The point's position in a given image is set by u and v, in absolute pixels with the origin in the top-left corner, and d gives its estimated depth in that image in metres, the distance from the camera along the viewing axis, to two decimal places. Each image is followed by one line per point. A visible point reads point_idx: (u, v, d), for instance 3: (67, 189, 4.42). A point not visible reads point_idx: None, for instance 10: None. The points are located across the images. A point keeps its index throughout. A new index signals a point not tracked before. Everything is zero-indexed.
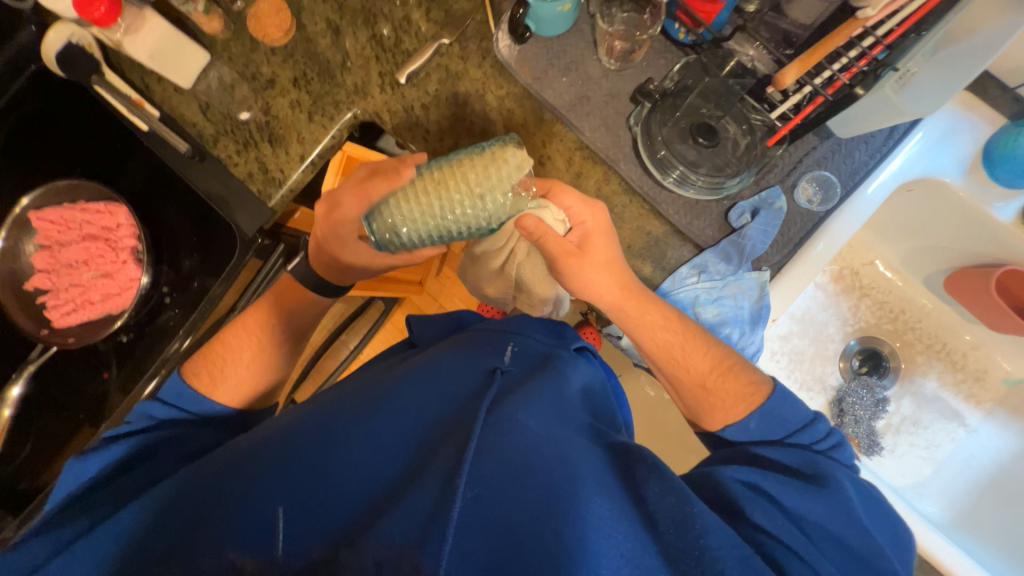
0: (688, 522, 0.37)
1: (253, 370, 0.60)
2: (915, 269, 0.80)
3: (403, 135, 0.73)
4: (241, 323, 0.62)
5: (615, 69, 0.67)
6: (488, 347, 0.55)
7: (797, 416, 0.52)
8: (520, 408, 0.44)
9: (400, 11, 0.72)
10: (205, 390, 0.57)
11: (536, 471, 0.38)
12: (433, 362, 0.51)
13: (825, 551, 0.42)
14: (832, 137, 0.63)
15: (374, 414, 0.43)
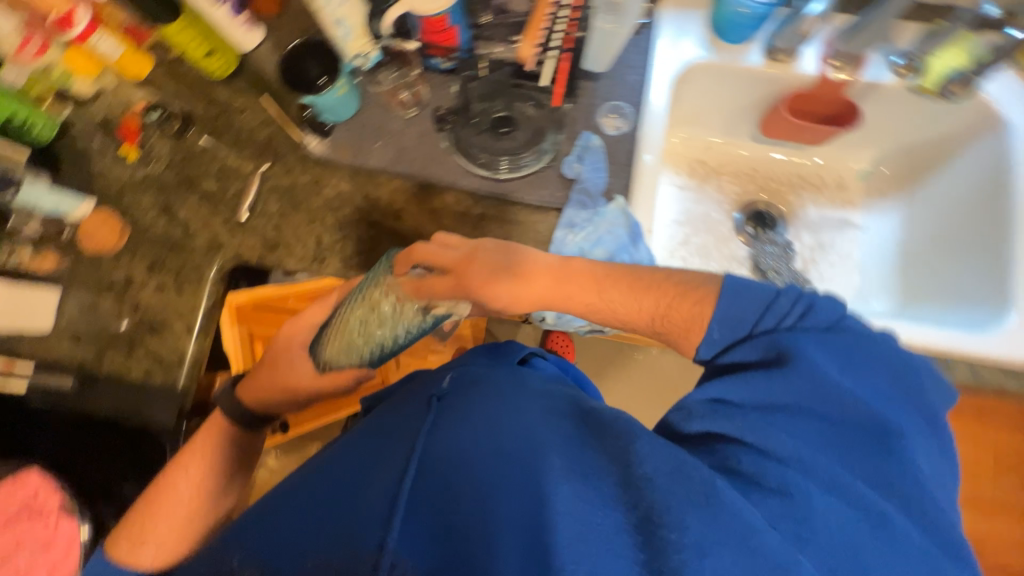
0: (631, 457, 0.40)
1: (179, 530, 0.59)
2: (739, 134, 0.91)
3: (270, 260, 0.76)
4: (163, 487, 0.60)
5: (412, 114, 0.74)
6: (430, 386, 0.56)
7: (756, 303, 0.49)
8: (454, 423, 0.47)
9: (215, 165, 0.79)
10: (127, 559, 0.57)
11: (469, 468, 0.42)
12: (377, 424, 0.53)
13: (792, 427, 0.42)
14: (601, 75, 0.74)
15: (325, 470, 0.48)
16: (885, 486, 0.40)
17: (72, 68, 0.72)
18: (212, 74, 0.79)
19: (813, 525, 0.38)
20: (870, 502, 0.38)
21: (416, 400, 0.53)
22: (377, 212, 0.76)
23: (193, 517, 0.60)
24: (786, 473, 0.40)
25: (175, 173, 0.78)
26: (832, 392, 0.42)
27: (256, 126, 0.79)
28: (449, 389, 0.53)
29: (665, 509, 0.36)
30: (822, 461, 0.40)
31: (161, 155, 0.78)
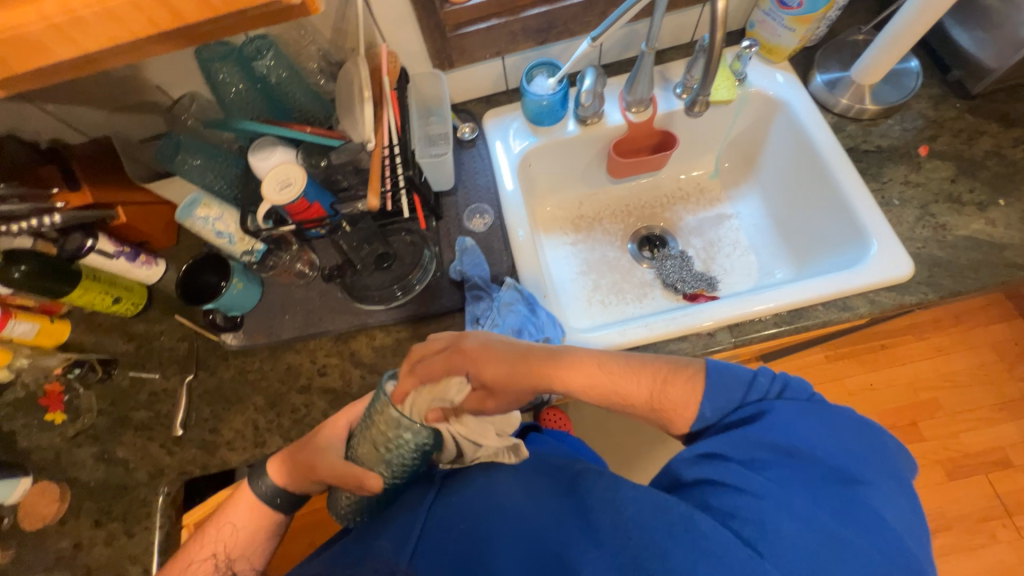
0: (619, 504, 0.49)
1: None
2: (600, 182, 1.03)
3: (212, 465, 0.76)
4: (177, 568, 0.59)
5: (310, 279, 0.83)
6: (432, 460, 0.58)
7: (737, 380, 0.57)
8: (455, 498, 0.52)
9: (144, 394, 0.82)
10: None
11: (487, 535, 0.48)
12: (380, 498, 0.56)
13: (771, 470, 0.49)
14: (455, 188, 0.86)
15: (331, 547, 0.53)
16: (846, 516, 0.45)
17: None
18: (125, 314, 0.85)
19: (788, 542, 0.44)
20: (837, 532, 0.44)
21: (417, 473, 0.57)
22: (302, 377, 0.79)
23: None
24: (759, 505, 0.47)
25: (107, 416, 0.80)
26: (799, 450, 0.50)
27: (175, 342, 0.85)
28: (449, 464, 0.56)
29: (652, 545, 0.46)
30: (799, 500, 0.46)
31: (89, 404, 0.81)
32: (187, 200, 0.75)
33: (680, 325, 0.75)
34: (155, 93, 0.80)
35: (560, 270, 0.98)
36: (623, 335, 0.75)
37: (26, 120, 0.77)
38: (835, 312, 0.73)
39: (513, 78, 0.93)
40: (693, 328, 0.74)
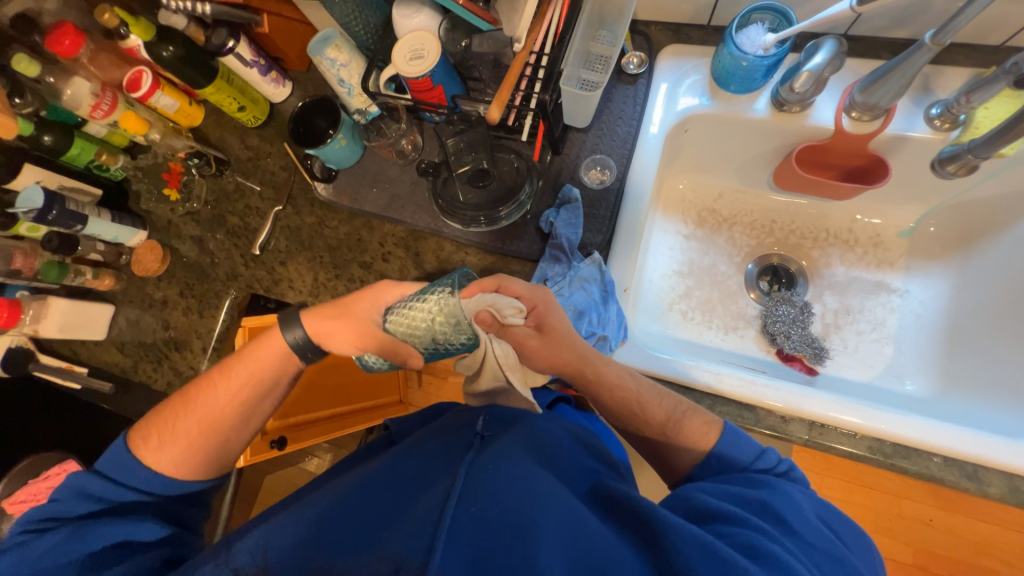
0: (660, 540, 0.43)
1: (201, 450, 0.58)
2: (756, 182, 0.84)
3: (273, 292, 0.84)
4: (200, 401, 0.59)
5: (408, 164, 0.80)
6: (467, 421, 0.61)
7: (750, 447, 0.54)
8: (502, 452, 0.52)
9: (242, 204, 0.89)
10: (142, 455, 0.57)
11: (513, 508, 0.45)
12: (419, 443, 0.58)
13: (816, 557, 0.43)
14: (589, 128, 0.73)
15: (362, 476, 0.54)
16: None
17: (126, 128, 0.82)
18: (246, 123, 0.89)
19: None
20: None
21: (456, 429, 0.60)
22: (368, 254, 0.81)
23: (215, 446, 0.59)
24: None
25: (210, 210, 0.89)
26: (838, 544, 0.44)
27: (278, 169, 0.88)
28: (491, 427, 0.59)
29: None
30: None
31: (199, 193, 0.90)
32: (321, 36, 0.72)
33: (754, 393, 0.64)
34: None
35: (656, 260, 0.86)
36: (687, 371, 0.65)
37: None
38: (953, 474, 0.58)
39: (722, 14, 0.72)
40: (767, 403, 0.63)
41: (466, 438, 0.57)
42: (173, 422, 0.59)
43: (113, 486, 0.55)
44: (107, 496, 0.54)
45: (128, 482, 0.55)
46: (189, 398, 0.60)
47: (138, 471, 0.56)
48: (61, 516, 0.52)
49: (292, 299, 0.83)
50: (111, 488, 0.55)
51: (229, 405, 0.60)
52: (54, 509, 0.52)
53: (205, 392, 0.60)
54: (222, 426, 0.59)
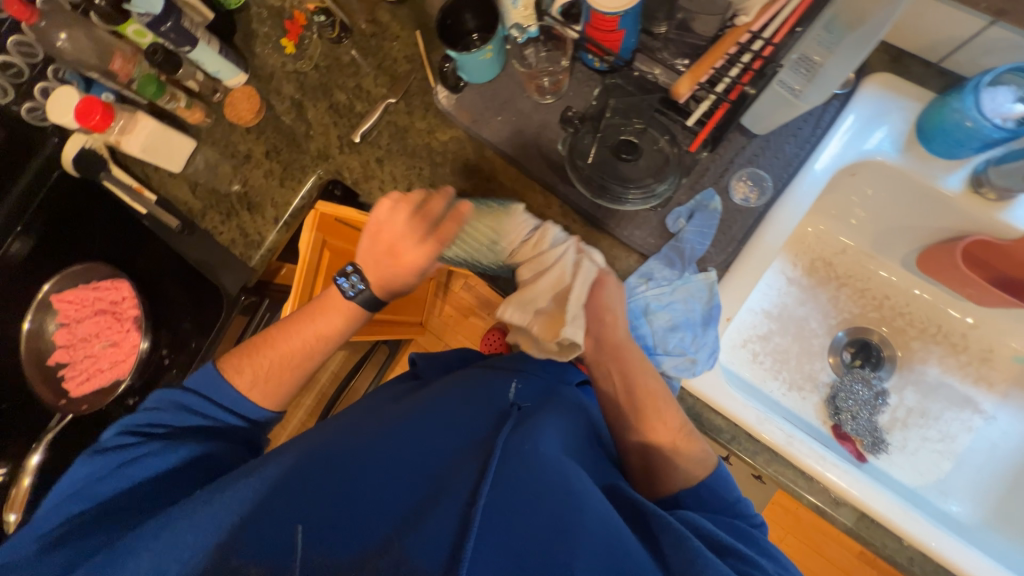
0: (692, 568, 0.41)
1: (284, 383, 0.61)
2: (887, 252, 0.78)
3: (361, 187, 0.80)
4: (282, 344, 0.61)
5: (544, 102, 0.72)
6: (498, 386, 0.58)
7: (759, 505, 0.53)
8: (541, 438, 0.49)
9: (352, 81, 0.82)
10: (233, 385, 0.59)
11: (547, 507, 0.43)
12: (452, 397, 0.57)
13: None
14: (756, 135, 0.65)
15: (389, 432, 0.52)
16: None
17: None
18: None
19: None
20: None
21: (490, 392, 0.58)
22: (471, 183, 0.75)
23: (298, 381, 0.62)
24: None
25: (317, 76, 0.83)
26: None
27: (401, 57, 0.80)
28: (528, 403, 0.56)
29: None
30: None
31: (313, 55, 0.83)
32: None
33: (821, 467, 0.61)
34: None
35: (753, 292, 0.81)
36: (760, 422, 0.62)
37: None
38: None
39: (959, 56, 0.61)
40: (828, 480, 0.61)
41: (499, 408, 0.55)
42: (260, 358, 0.61)
43: (200, 401, 0.59)
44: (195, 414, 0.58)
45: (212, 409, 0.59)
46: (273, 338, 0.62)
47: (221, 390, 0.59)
48: (165, 423, 0.57)
49: (379, 201, 0.79)
50: (200, 405, 0.59)
51: (309, 345, 0.62)
52: (157, 415, 0.57)
53: (289, 337, 0.62)
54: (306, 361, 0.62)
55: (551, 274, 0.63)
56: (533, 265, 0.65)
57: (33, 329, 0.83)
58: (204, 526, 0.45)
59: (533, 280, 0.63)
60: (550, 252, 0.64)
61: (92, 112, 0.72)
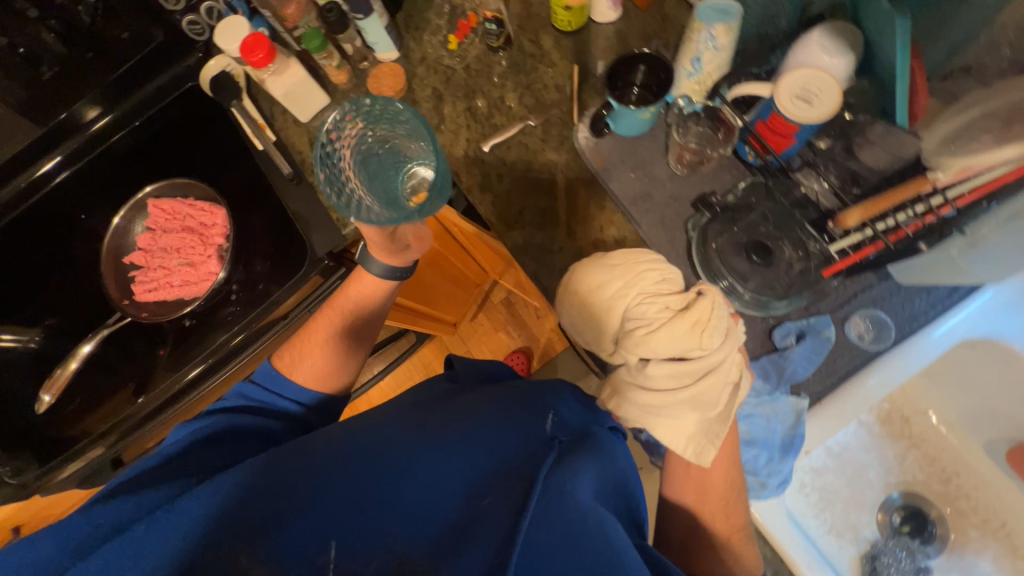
0: None
1: (334, 358, 0.67)
2: (972, 430, 0.75)
3: (472, 194, 0.79)
4: (319, 325, 0.68)
5: (681, 174, 0.71)
6: (538, 411, 0.51)
7: None
8: (576, 482, 0.43)
9: (497, 92, 0.82)
10: (284, 371, 0.64)
11: (587, 568, 0.38)
12: (489, 411, 0.50)
13: None
14: (890, 280, 0.62)
15: (421, 435, 0.46)
16: None
17: None
18: (555, 23, 0.81)
19: None
20: None
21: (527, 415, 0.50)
22: (582, 228, 0.74)
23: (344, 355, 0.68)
24: None
25: (465, 76, 0.83)
26: None
27: (552, 84, 0.81)
28: (564, 438, 0.49)
29: None
30: None
31: (468, 55, 0.84)
32: (719, 6, 0.62)
33: None
34: None
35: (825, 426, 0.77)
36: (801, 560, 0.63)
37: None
38: None
39: None
40: None
41: (537, 432, 0.48)
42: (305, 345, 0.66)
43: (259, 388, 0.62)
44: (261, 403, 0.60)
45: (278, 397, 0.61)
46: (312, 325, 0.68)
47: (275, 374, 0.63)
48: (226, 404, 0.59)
49: (485, 214, 0.78)
50: (265, 397, 0.61)
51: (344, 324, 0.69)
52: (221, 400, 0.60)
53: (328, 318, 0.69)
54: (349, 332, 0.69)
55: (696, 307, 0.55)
56: (682, 368, 0.55)
57: (121, 225, 0.85)
58: (226, 518, 0.39)
59: (686, 393, 0.54)
60: (709, 361, 0.54)
61: (258, 49, 0.73)
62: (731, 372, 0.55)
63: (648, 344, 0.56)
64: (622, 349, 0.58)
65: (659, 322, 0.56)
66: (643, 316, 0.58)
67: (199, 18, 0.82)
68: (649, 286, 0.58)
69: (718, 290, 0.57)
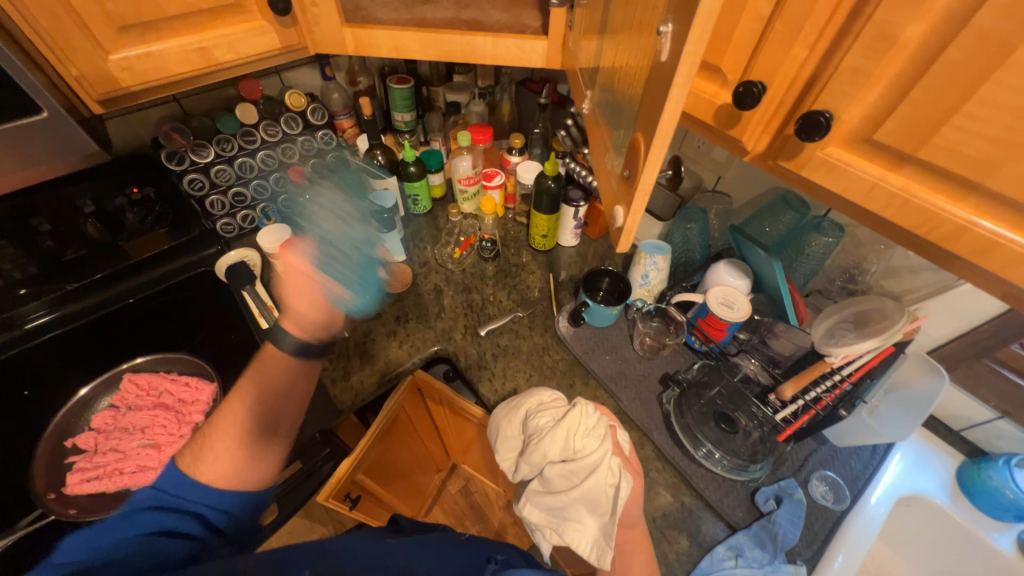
0: None
1: (246, 459, 0.55)
2: None
3: (471, 371, 0.87)
4: (227, 423, 0.56)
5: (647, 356, 0.88)
6: (484, 555, 0.58)
7: None
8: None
9: (489, 292, 1.00)
10: (187, 468, 0.52)
11: None
12: (432, 538, 0.60)
13: None
14: (828, 443, 0.76)
15: (390, 548, 0.54)
16: None
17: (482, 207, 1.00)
18: (533, 243, 1.07)
19: None
20: None
21: (468, 552, 0.58)
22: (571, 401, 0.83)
23: (256, 447, 0.56)
24: None
25: (461, 276, 1.02)
26: None
27: (534, 286, 1.02)
28: (503, 560, 0.57)
29: None
30: None
31: (465, 262, 1.04)
32: (656, 244, 0.89)
33: None
34: (709, 174, 0.95)
35: None
36: None
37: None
38: None
39: (976, 432, 0.77)
40: None
41: (477, 563, 0.55)
42: (213, 437, 0.55)
43: (165, 511, 0.48)
44: (164, 512, 0.48)
45: (178, 500, 0.49)
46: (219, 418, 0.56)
47: (176, 474, 0.51)
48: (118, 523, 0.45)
49: (483, 390, 0.85)
50: (162, 499, 0.49)
51: (252, 411, 0.57)
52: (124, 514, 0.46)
53: (231, 407, 0.57)
54: (260, 412, 0.57)
55: (567, 416, 0.68)
56: (570, 470, 0.65)
57: (82, 401, 0.78)
58: None
59: (574, 494, 0.63)
60: (588, 461, 0.64)
61: None
62: (612, 474, 0.63)
63: (542, 452, 0.68)
64: (525, 461, 0.69)
65: (544, 431, 0.68)
66: (534, 431, 0.70)
67: (232, 220, 0.98)
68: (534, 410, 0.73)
69: (588, 402, 0.70)
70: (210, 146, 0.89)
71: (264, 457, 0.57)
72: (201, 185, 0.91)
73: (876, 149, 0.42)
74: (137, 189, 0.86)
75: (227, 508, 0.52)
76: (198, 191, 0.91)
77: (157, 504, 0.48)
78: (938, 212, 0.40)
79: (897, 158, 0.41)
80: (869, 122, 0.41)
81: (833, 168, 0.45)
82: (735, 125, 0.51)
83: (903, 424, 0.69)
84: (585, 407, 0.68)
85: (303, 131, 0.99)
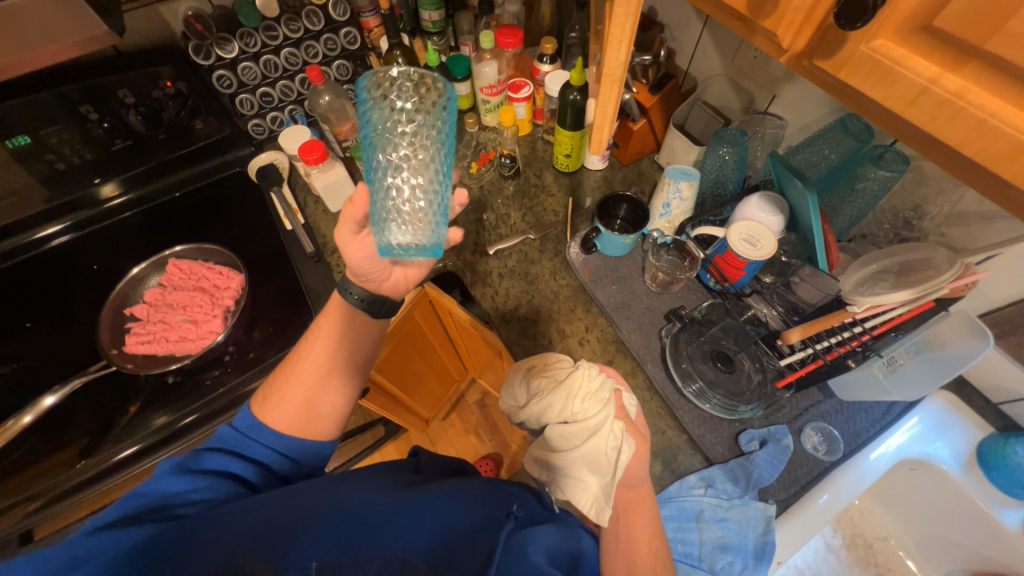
0: None
1: (309, 405, 0.58)
2: (931, 558, 0.82)
3: (476, 288, 0.88)
4: (293, 375, 0.58)
5: (656, 290, 0.84)
6: (499, 493, 0.54)
7: None
8: (534, 541, 0.49)
9: (503, 210, 0.98)
10: (258, 413, 0.57)
11: None
12: (456, 486, 0.54)
13: None
14: (835, 396, 0.71)
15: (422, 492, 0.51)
16: None
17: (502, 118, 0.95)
18: (557, 165, 1.01)
19: None
20: None
21: (488, 489, 0.54)
22: (569, 325, 0.83)
23: (321, 396, 0.59)
24: None
25: (478, 192, 1.00)
26: None
27: (550, 210, 0.98)
28: (521, 514, 0.52)
29: None
30: None
31: (483, 178, 1.01)
32: (683, 169, 0.81)
33: None
34: (765, 92, 0.82)
35: (800, 553, 0.92)
36: None
37: (683, 23, 0.88)
38: None
39: (1019, 407, 0.69)
40: None
41: (492, 510, 0.51)
42: (284, 387, 0.58)
43: (232, 453, 0.53)
44: (233, 455, 0.53)
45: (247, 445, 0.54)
46: (293, 366, 0.59)
47: (245, 420, 0.56)
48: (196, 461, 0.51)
49: (485, 307, 0.87)
50: (232, 443, 0.55)
51: (323, 362, 0.59)
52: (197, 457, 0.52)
53: (299, 361, 0.60)
54: (328, 370, 0.59)
55: (567, 380, 0.65)
56: (569, 432, 0.63)
57: (139, 275, 0.93)
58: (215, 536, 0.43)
59: (574, 455, 0.61)
60: (589, 423, 0.62)
61: (313, 151, 0.84)
62: (614, 437, 0.61)
63: (541, 410, 0.67)
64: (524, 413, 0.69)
65: (544, 392, 0.67)
66: (536, 392, 0.69)
67: (262, 121, 1.00)
68: (535, 371, 0.70)
69: (592, 364, 0.67)
70: (233, 40, 0.86)
71: (326, 416, 0.60)
72: (229, 83, 0.91)
73: (934, 41, 0.34)
74: (169, 83, 0.87)
75: (289, 456, 0.56)
76: (226, 89, 0.91)
77: (225, 445, 0.54)
78: (992, 126, 0.32)
79: (956, 53, 0.33)
80: (933, 3, 0.33)
81: (877, 68, 0.37)
82: (771, 15, 0.42)
83: (922, 382, 0.65)
84: (589, 369, 0.66)
85: (326, 27, 0.94)
